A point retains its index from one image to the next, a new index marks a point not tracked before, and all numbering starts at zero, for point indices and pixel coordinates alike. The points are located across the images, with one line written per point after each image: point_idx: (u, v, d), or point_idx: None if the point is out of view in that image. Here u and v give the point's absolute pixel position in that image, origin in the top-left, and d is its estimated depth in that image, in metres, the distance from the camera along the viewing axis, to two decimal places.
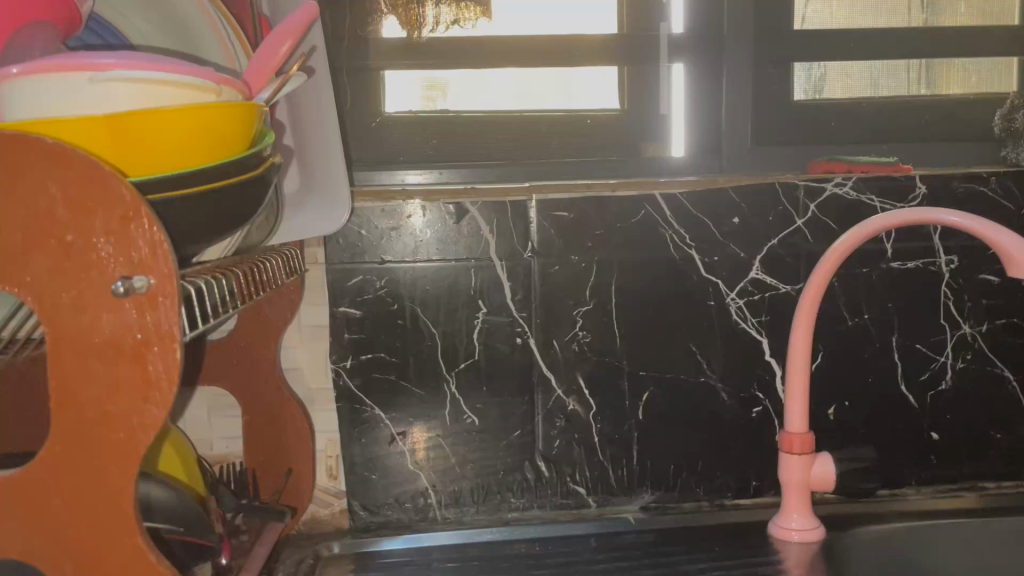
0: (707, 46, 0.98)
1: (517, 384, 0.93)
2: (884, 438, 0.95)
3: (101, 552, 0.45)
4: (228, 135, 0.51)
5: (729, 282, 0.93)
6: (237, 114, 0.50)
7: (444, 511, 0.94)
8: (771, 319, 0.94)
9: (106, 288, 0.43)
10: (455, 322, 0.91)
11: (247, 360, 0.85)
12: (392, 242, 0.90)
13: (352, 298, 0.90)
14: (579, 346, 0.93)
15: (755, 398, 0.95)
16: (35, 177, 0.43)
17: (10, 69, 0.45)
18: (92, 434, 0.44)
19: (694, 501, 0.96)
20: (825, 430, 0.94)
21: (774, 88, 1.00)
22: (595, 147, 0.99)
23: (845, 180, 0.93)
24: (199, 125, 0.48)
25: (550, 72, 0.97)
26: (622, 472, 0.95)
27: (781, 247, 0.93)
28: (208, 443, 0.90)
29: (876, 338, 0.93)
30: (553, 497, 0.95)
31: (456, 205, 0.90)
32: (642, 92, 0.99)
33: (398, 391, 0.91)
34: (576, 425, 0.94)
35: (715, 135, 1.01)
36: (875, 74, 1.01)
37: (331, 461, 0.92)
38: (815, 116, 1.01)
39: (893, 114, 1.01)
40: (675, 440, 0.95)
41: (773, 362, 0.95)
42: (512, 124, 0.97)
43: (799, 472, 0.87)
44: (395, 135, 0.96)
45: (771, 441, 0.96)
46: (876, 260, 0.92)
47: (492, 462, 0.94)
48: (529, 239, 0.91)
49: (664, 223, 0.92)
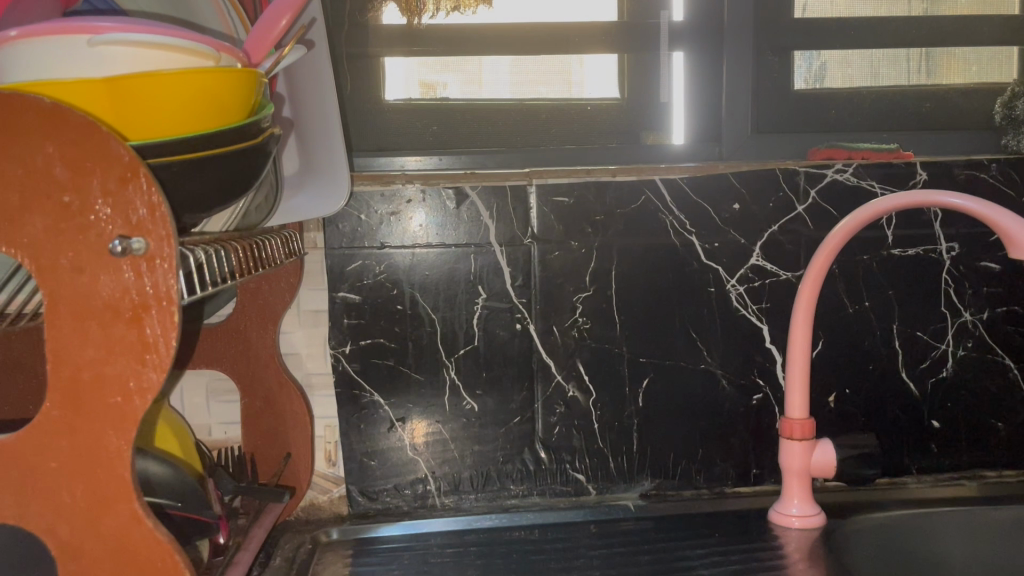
0: (707, 34, 0.98)
1: (517, 371, 0.92)
2: (885, 426, 0.94)
3: (98, 516, 0.45)
4: (228, 101, 0.51)
5: (729, 268, 0.93)
6: (237, 81, 0.50)
7: (443, 498, 0.94)
8: (771, 306, 0.94)
9: (104, 249, 0.43)
10: (455, 307, 0.91)
11: (245, 344, 0.85)
12: (391, 227, 0.90)
13: (351, 283, 0.90)
14: (579, 332, 0.92)
15: (755, 385, 0.95)
16: (32, 138, 0.42)
17: (9, 32, 0.45)
18: (88, 397, 0.44)
19: (694, 488, 0.96)
20: (826, 418, 0.93)
21: (775, 76, 1.00)
22: (595, 135, 0.99)
23: (846, 167, 0.93)
24: (197, 90, 0.48)
25: (549, 59, 0.96)
26: (622, 459, 0.95)
27: (782, 234, 0.93)
28: (207, 428, 0.89)
29: (877, 325, 0.93)
30: (552, 485, 0.94)
31: (456, 190, 0.90)
32: (643, 80, 0.98)
33: (397, 376, 0.91)
34: (575, 412, 0.93)
35: (715, 123, 1.00)
36: (875, 64, 1.00)
37: (329, 447, 0.92)
38: (816, 104, 1.00)
39: (893, 103, 1.01)
40: (674, 428, 0.95)
41: (773, 349, 0.95)
42: (511, 111, 0.97)
43: (800, 458, 0.87)
44: (395, 122, 0.96)
45: (771, 429, 0.96)
46: (877, 246, 0.92)
47: (492, 449, 0.93)
48: (529, 224, 0.91)
49: (665, 209, 0.92)
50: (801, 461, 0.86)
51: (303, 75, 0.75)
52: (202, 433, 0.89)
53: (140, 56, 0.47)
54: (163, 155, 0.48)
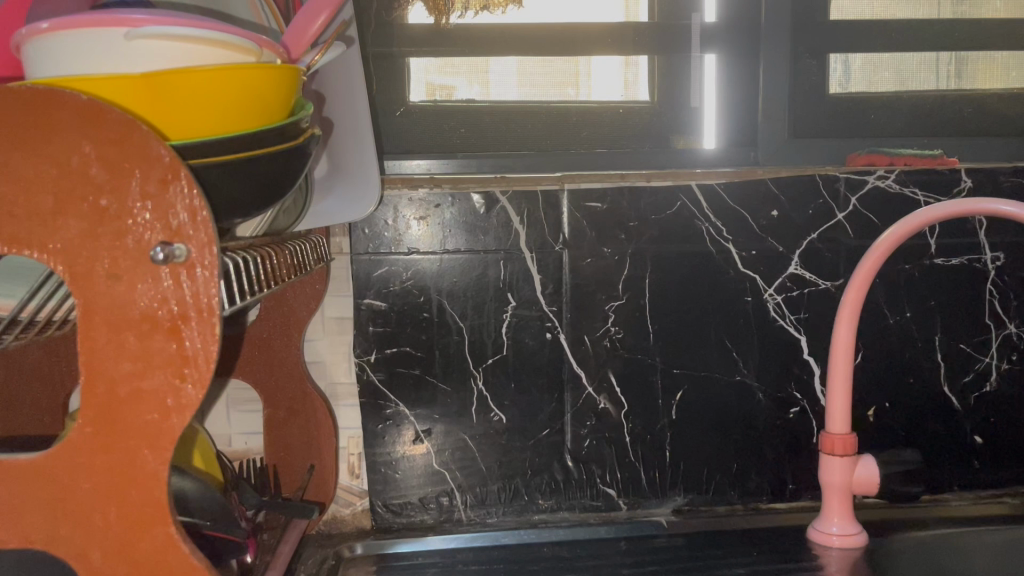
0: (742, 36, 0.95)
1: (547, 382, 0.89)
2: (926, 441, 0.91)
3: (133, 539, 0.42)
4: (268, 98, 0.48)
5: (767, 277, 0.90)
6: (277, 78, 0.48)
7: (469, 512, 0.91)
8: (810, 316, 0.91)
9: (143, 255, 0.40)
10: (483, 314, 0.88)
11: (269, 351, 0.82)
12: (418, 232, 0.87)
13: (377, 290, 0.87)
14: (611, 342, 0.89)
15: (792, 398, 0.92)
16: (68, 136, 0.40)
17: (42, 24, 0.43)
18: (124, 414, 0.41)
19: (728, 504, 0.93)
20: (865, 432, 0.90)
21: (813, 79, 0.96)
22: (626, 138, 0.96)
23: (888, 173, 0.90)
24: (238, 86, 0.45)
25: (578, 61, 0.93)
26: (655, 473, 0.91)
27: (821, 242, 0.90)
28: (227, 438, 0.86)
29: (919, 336, 0.90)
30: (582, 499, 0.91)
31: (486, 195, 0.87)
32: (674, 82, 0.95)
33: (422, 386, 0.88)
34: (606, 424, 0.90)
35: (750, 127, 0.97)
36: (914, 69, 0.97)
37: (353, 459, 0.89)
38: (855, 108, 0.97)
39: (933, 107, 0.98)
40: (708, 441, 0.91)
41: (811, 361, 0.91)
42: (539, 114, 0.94)
43: (842, 474, 0.83)
44: (420, 125, 0.93)
45: (809, 443, 0.93)
46: (920, 256, 0.89)
47: (520, 461, 0.90)
48: (560, 230, 0.88)
49: (701, 215, 0.89)
50: (842, 477, 0.83)
51: (335, 74, 0.73)
52: (222, 443, 0.86)
53: (181, 51, 0.45)
54: (204, 155, 0.45)
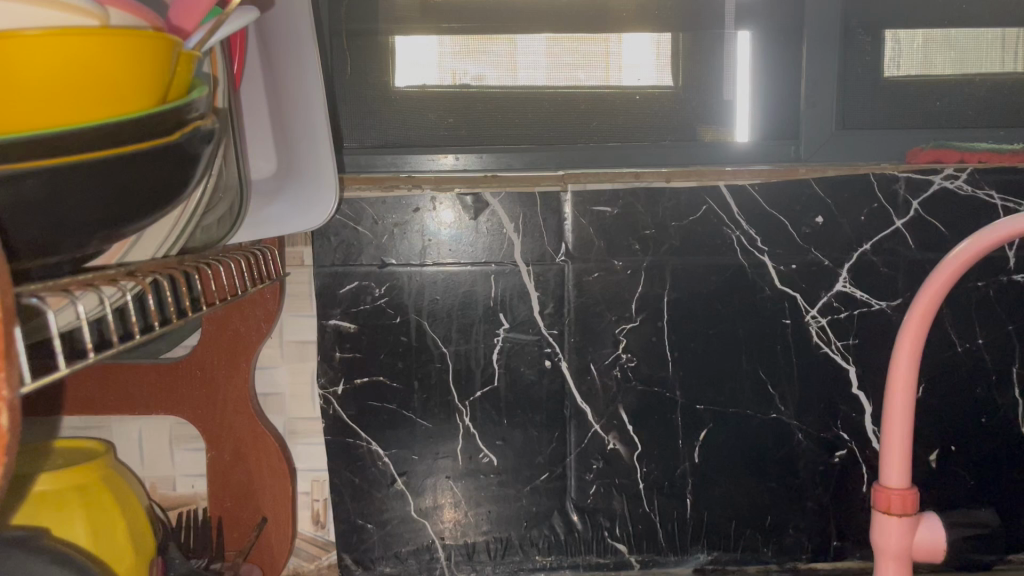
0: (787, 7, 0.79)
1: (545, 418, 0.76)
2: (1000, 493, 0.76)
3: None
4: (128, 77, 0.35)
5: (809, 295, 0.75)
6: (142, 49, 0.35)
7: (454, 570, 0.77)
8: (860, 343, 0.76)
9: None
10: (471, 339, 0.75)
11: (212, 385, 0.69)
12: (396, 241, 0.73)
13: (345, 308, 0.74)
14: (622, 371, 0.76)
15: (838, 440, 0.77)
16: None
17: None
18: None
19: (760, 564, 0.78)
20: (926, 483, 0.75)
21: (867, 58, 0.81)
22: (644, 129, 0.81)
23: (957, 173, 0.75)
24: (73, 60, 0.32)
25: (592, 40, 0.79)
26: (673, 526, 0.77)
27: (875, 254, 0.75)
28: (171, 481, 0.74)
29: (994, 368, 0.75)
30: (587, 556, 0.78)
31: (474, 197, 0.74)
32: (705, 63, 0.79)
33: (398, 423, 0.75)
34: (616, 469, 0.76)
35: (792, 118, 0.82)
36: (984, 47, 0.81)
37: (317, 506, 0.76)
38: (917, 93, 0.82)
39: (1013, 91, 0.81)
40: (737, 489, 0.77)
41: (861, 396, 0.77)
42: (544, 102, 0.80)
43: (899, 538, 0.68)
44: (404, 114, 0.79)
45: (857, 493, 0.78)
46: (995, 271, 0.74)
47: (514, 512, 0.77)
48: (562, 239, 0.74)
49: (730, 221, 0.75)
50: (901, 542, 0.68)
51: (272, 22, 0.59)
52: (164, 487, 0.74)
53: None
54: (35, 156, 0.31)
